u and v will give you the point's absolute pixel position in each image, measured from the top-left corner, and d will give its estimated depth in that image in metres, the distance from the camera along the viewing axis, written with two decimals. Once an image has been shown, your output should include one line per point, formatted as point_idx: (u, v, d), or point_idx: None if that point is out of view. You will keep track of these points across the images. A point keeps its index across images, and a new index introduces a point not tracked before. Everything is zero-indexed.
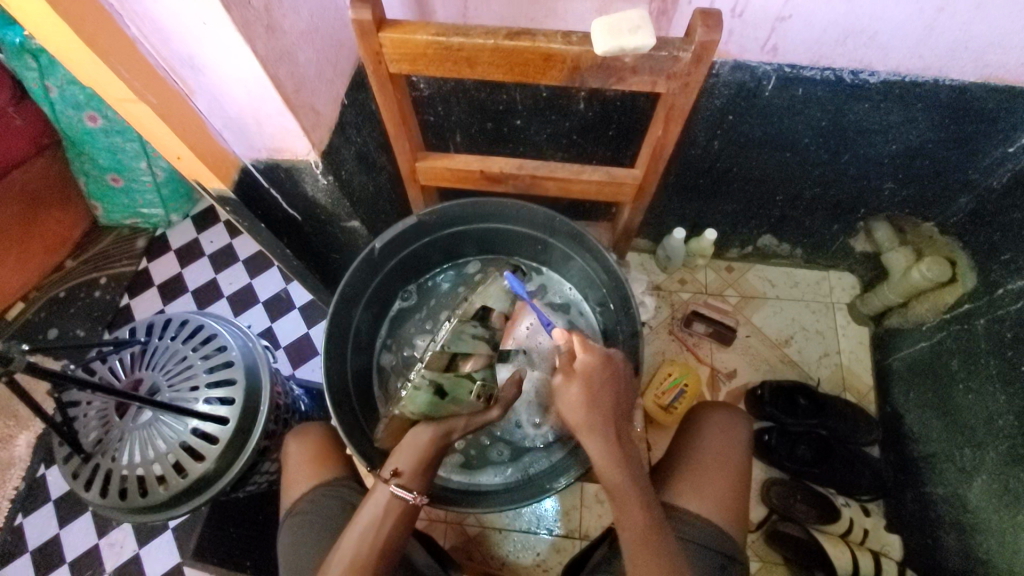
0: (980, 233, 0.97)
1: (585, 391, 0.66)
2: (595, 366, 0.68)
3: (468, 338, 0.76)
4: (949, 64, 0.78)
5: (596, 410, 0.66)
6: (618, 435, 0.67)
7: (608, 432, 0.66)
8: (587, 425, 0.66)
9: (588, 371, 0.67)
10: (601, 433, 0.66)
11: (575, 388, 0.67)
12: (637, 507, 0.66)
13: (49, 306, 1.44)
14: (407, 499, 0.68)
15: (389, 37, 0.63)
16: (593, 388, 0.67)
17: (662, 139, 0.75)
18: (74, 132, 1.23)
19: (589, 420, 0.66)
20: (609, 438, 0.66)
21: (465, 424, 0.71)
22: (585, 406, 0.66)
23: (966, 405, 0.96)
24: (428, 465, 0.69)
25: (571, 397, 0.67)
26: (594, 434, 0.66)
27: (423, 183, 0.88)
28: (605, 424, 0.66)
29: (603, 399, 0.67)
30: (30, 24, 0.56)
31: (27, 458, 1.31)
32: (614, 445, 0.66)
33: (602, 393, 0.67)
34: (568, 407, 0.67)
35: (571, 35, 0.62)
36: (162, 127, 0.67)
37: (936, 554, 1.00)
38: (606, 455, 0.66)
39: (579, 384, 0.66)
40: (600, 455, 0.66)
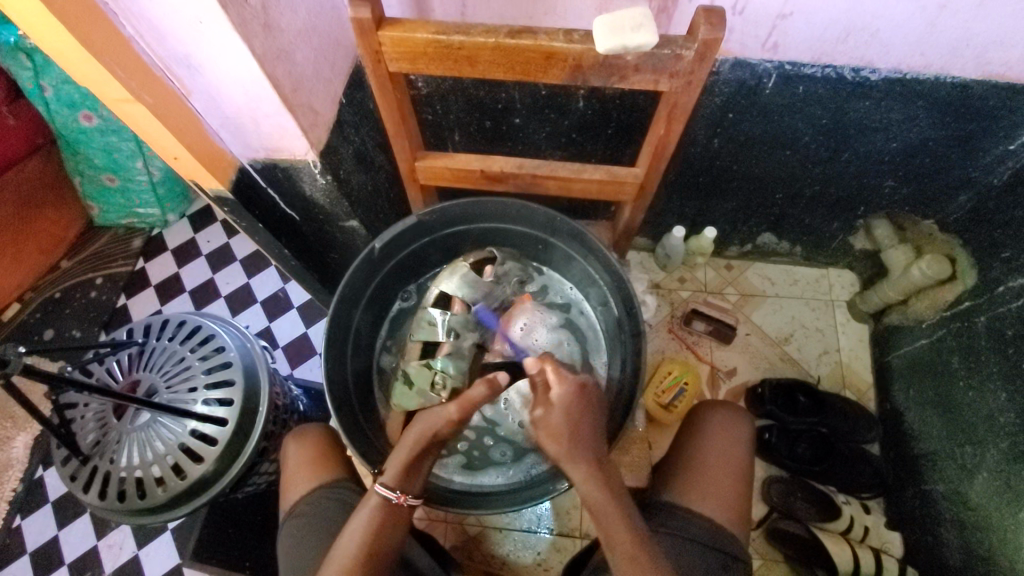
0: (980, 230, 0.97)
1: (565, 422, 0.67)
2: (570, 396, 0.68)
3: (426, 326, 0.84)
4: (950, 61, 0.78)
5: (575, 439, 0.66)
6: (598, 464, 0.67)
7: (589, 460, 0.66)
8: (567, 455, 0.66)
9: (565, 401, 0.67)
10: (584, 459, 0.66)
11: (555, 417, 0.67)
12: (620, 522, 0.65)
13: (45, 306, 1.43)
14: (390, 498, 0.68)
15: (388, 36, 0.63)
16: (572, 418, 0.67)
17: (664, 138, 0.75)
18: (69, 131, 1.22)
19: (569, 451, 0.66)
20: (592, 465, 0.66)
21: (437, 422, 0.69)
22: (567, 436, 0.66)
23: (966, 403, 0.96)
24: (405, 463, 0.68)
25: (552, 426, 0.67)
26: (575, 462, 0.66)
27: (422, 182, 0.88)
28: (586, 451, 0.66)
29: (582, 428, 0.67)
30: (23, 23, 0.55)
31: (24, 460, 1.30)
32: (595, 471, 0.66)
33: (582, 421, 0.68)
34: (547, 438, 0.67)
35: (573, 33, 0.62)
36: (158, 126, 0.67)
37: (937, 551, 1.00)
38: (590, 482, 0.65)
39: (559, 413, 0.67)
40: (583, 480, 0.66)
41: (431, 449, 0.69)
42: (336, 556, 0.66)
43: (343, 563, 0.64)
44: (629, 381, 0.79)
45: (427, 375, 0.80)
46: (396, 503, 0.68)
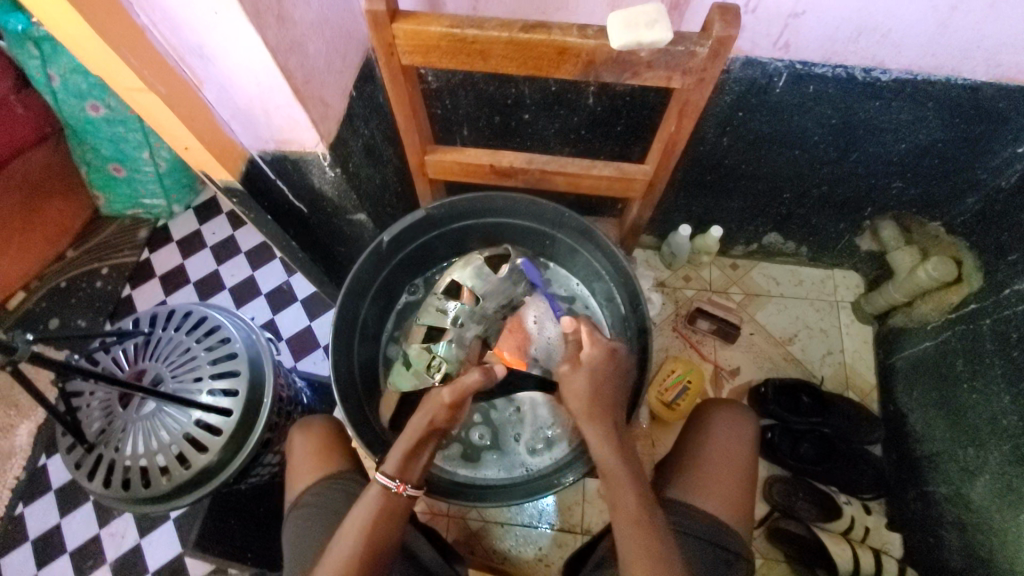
0: (987, 233, 0.97)
1: (591, 380, 0.69)
2: (600, 359, 0.70)
3: (433, 312, 0.88)
4: (961, 62, 0.78)
5: (600, 399, 0.69)
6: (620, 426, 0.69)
7: (610, 421, 0.68)
8: (589, 414, 0.69)
9: (593, 363, 0.70)
10: (602, 421, 0.68)
11: (581, 376, 0.69)
12: (631, 489, 0.66)
13: (50, 295, 1.43)
14: (390, 487, 0.68)
15: (402, 29, 0.63)
16: (598, 380, 0.69)
17: (674, 135, 0.75)
18: (76, 121, 1.22)
19: (591, 409, 0.68)
20: (611, 427, 0.68)
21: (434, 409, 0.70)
22: (589, 395, 0.69)
23: (970, 405, 0.96)
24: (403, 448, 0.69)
25: (575, 384, 0.69)
26: (593, 421, 0.68)
27: (431, 177, 0.88)
28: (606, 414, 0.69)
29: (606, 391, 0.70)
30: (39, 13, 0.56)
31: (28, 448, 1.31)
32: (614, 432, 0.68)
33: (607, 387, 0.70)
34: (570, 394, 0.70)
35: (587, 28, 0.62)
36: (170, 116, 0.67)
37: (936, 552, 1.00)
38: (607, 442, 0.68)
39: (584, 374, 0.69)
40: (600, 441, 0.68)
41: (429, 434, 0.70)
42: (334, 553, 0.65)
43: (342, 560, 0.64)
44: (635, 377, 0.79)
45: (426, 358, 0.85)
46: (395, 493, 0.68)
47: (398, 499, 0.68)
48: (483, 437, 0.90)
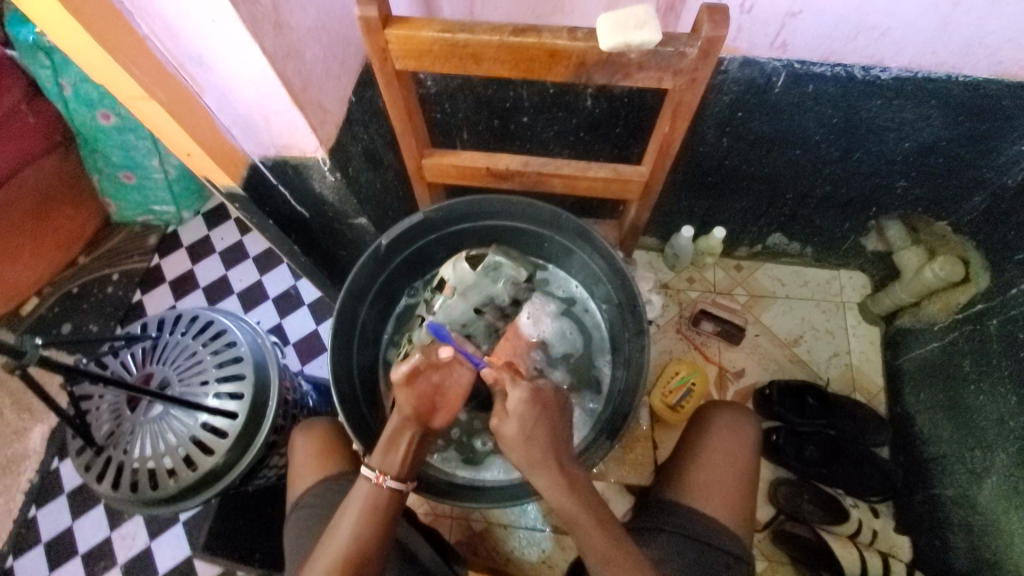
0: (994, 232, 0.95)
1: (521, 428, 0.68)
2: (526, 403, 0.69)
3: (424, 304, 0.91)
4: (961, 60, 0.77)
5: (533, 445, 0.68)
6: (563, 468, 0.68)
7: (549, 464, 0.68)
8: (530, 463, 0.68)
9: (521, 409, 0.69)
10: (545, 467, 0.68)
11: (510, 427, 0.69)
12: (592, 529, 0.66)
13: (63, 301, 1.45)
14: (370, 478, 0.69)
15: (395, 34, 0.63)
16: (527, 425, 0.69)
17: (669, 136, 0.75)
18: (87, 130, 1.25)
19: (532, 456, 0.68)
20: (554, 472, 0.67)
21: (426, 396, 0.72)
22: (523, 443, 0.68)
23: (977, 406, 0.95)
24: (394, 446, 0.70)
25: (508, 434, 0.69)
26: (538, 468, 0.68)
27: (430, 180, 0.88)
28: (546, 459, 0.68)
29: (539, 432, 0.69)
30: (44, 24, 0.57)
31: (41, 451, 1.33)
32: (561, 479, 0.67)
33: (539, 428, 0.69)
34: (509, 446, 0.69)
35: (577, 31, 0.62)
36: (172, 124, 0.68)
37: (945, 557, 0.99)
38: (556, 488, 0.67)
39: (513, 422, 0.68)
40: (548, 487, 0.67)
41: (412, 424, 0.71)
42: (323, 553, 0.65)
43: (329, 559, 0.63)
44: (633, 380, 0.79)
45: (408, 344, 0.88)
46: (376, 484, 0.68)
47: (380, 491, 0.68)
48: (486, 441, 0.90)
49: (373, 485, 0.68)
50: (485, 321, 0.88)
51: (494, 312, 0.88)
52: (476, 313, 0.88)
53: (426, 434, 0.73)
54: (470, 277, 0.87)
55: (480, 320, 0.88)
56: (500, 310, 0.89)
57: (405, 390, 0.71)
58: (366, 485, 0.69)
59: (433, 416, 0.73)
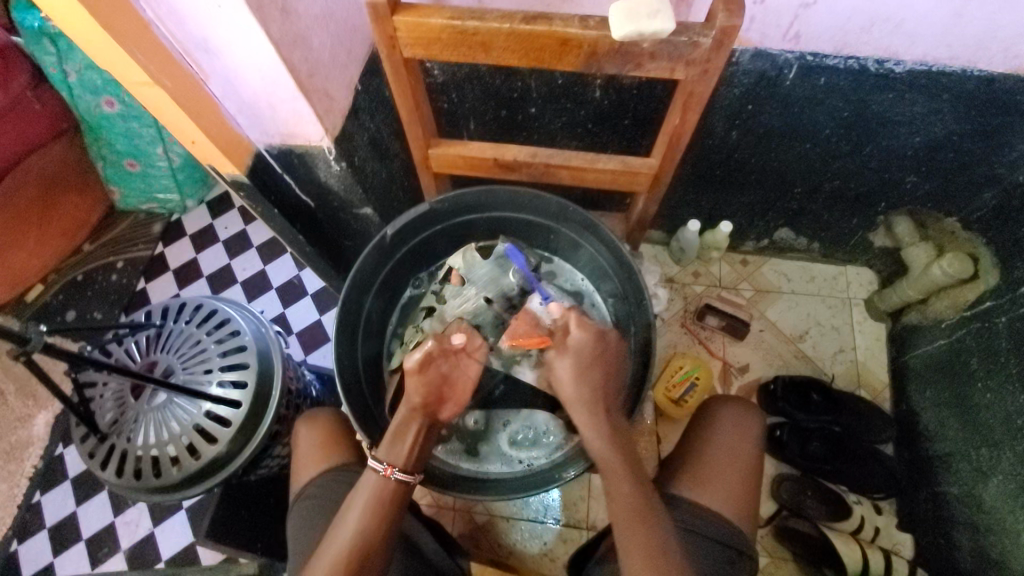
0: (1004, 229, 0.94)
1: (576, 366, 0.72)
2: (587, 343, 0.72)
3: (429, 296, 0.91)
4: (977, 53, 0.76)
5: (585, 384, 0.71)
6: (608, 413, 0.71)
7: (599, 413, 0.70)
8: (578, 401, 0.71)
9: (578, 349, 0.72)
10: (596, 415, 0.70)
11: (567, 360, 0.72)
12: (626, 479, 0.67)
13: (66, 289, 1.45)
14: (377, 471, 0.69)
15: (403, 21, 0.63)
16: (583, 363, 0.72)
17: (678, 128, 0.74)
18: (91, 116, 1.24)
19: (580, 394, 0.71)
20: (600, 420, 0.70)
21: (435, 386, 0.72)
22: (574, 380, 0.71)
23: (984, 404, 0.94)
24: (401, 436, 0.70)
25: (562, 370, 0.72)
26: (583, 409, 0.71)
27: (435, 170, 0.88)
28: (598, 408, 0.71)
29: (593, 372, 0.72)
30: (48, 6, 0.56)
31: (45, 437, 1.33)
32: (606, 425, 0.70)
33: (593, 372, 0.72)
34: (561, 381, 0.72)
35: (588, 19, 0.61)
36: (177, 111, 0.67)
37: (948, 554, 0.99)
38: (597, 430, 0.70)
39: (569, 358, 0.72)
40: (592, 432, 0.70)
41: (419, 415, 0.71)
42: (328, 548, 0.64)
43: (335, 552, 0.63)
44: (639, 374, 0.79)
45: (412, 334, 0.88)
46: (382, 476, 0.68)
47: (386, 483, 0.68)
48: (477, 420, 0.90)
49: (380, 476, 0.68)
50: (493, 312, 0.86)
51: (503, 303, 0.86)
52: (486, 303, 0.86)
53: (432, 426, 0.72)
54: (480, 265, 0.88)
55: (489, 309, 0.86)
56: (508, 302, 0.87)
57: (415, 377, 0.70)
58: (373, 476, 0.68)
59: (441, 408, 0.73)
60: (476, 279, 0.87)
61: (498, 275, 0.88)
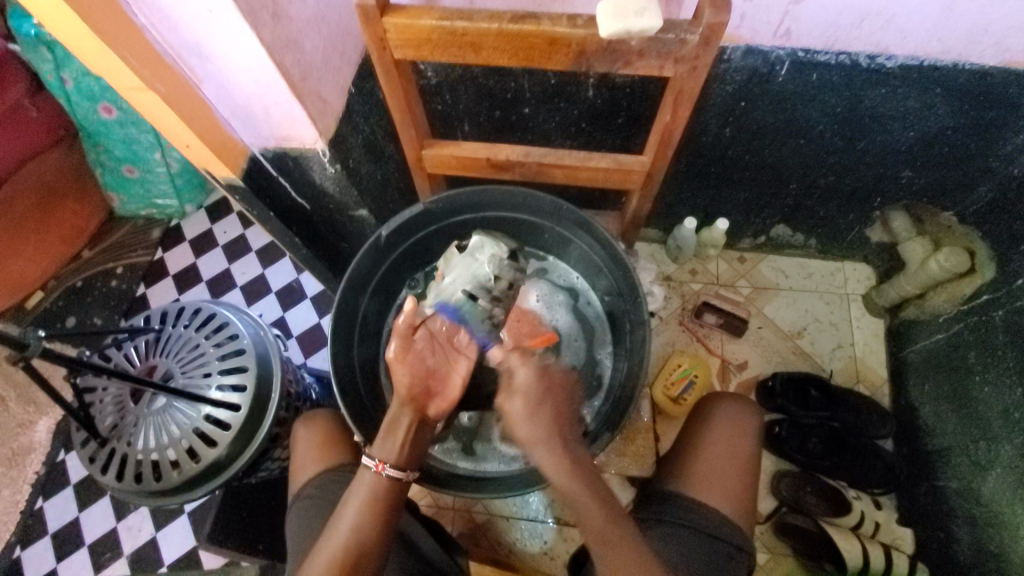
0: (999, 222, 0.94)
1: (525, 406, 0.67)
2: (533, 381, 0.68)
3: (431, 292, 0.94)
4: (968, 47, 0.76)
5: (539, 423, 0.67)
6: (566, 447, 0.66)
7: (557, 446, 0.66)
8: (534, 440, 0.67)
9: (527, 386, 0.68)
10: (551, 449, 0.66)
11: (514, 403, 0.67)
12: (596, 515, 0.65)
13: (67, 295, 1.46)
14: (370, 467, 0.68)
15: (393, 22, 0.63)
16: (534, 401, 0.67)
17: (670, 124, 0.74)
18: (89, 123, 1.25)
19: (534, 434, 0.66)
20: (559, 453, 0.66)
21: (419, 378, 0.71)
22: (527, 419, 0.67)
23: (982, 397, 0.94)
24: (392, 432, 0.70)
25: (513, 410, 0.68)
26: (541, 448, 0.66)
27: (430, 171, 0.88)
28: (551, 441, 0.66)
29: (545, 408, 0.67)
30: (40, 13, 0.57)
31: (47, 443, 1.34)
32: (564, 459, 0.66)
33: (545, 403, 0.68)
34: (513, 422, 0.68)
35: (577, 18, 0.62)
36: (171, 115, 0.68)
37: (949, 549, 0.99)
38: (559, 467, 0.65)
39: (519, 399, 0.67)
40: (554, 470, 0.66)
41: (409, 410, 0.70)
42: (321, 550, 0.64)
43: (328, 554, 0.63)
44: (635, 372, 0.79)
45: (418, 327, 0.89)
46: (376, 472, 0.68)
47: (382, 483, 0.68)
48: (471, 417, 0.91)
49: (373, 473, 0.68)
50: (480, 307, 0.80)
51: (485, 296, 0.80)
52: (470, 299, 0.80)
53: (423, 423, 0.71)
54: (456, 261, 0.83)
55: (473, 305, 0.80)
56: (489, 293, 0.81)
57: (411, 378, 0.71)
58: (368, 473, 0.68)
59: (432, 404, 0.72)
60: (450, 278, 0.82)
61: (473, 267, 0.82)
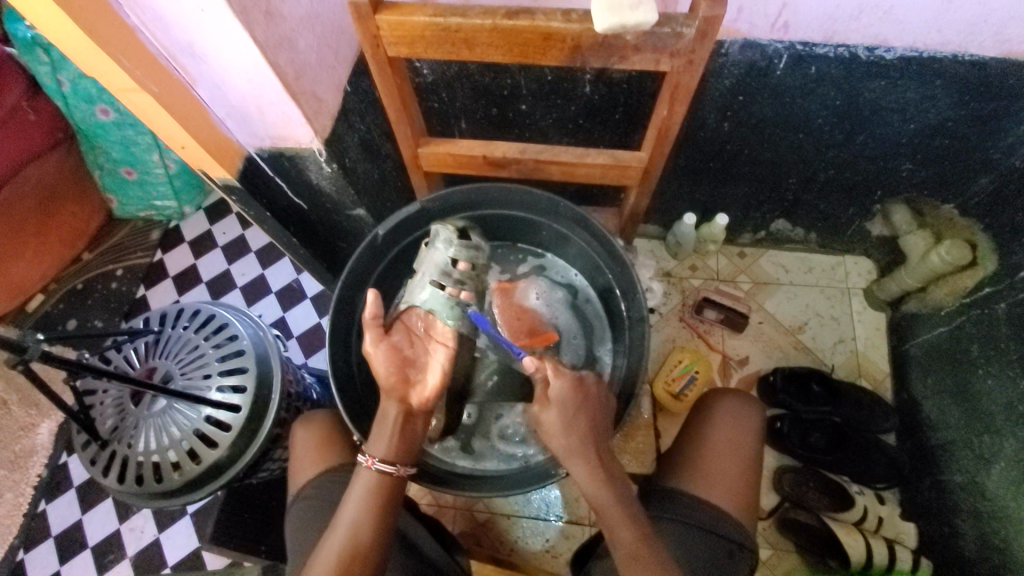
0: (1000, 214, 0.94)
1: (561, 417, 0.68)
2: (568, 392, 0.69)
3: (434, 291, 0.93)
4: (968, 38, 0.75)
5: (574, 434, 0.68)
6: (602, 460, 0.68)
7: (590, 457, 0.68)
8: (568, 451, 0.68)
9: (562, 397, 0.69)
10: (585, 459, 0.68)
11: (551, 413, 0.68)
12: (625, 527, 0.67)
13: (68, 298, 1.46)
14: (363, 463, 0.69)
15: (386, 20, 0.63)
16: (569, 412, 0.69)
17: (667, 120, 0.74)
18: (87, 125, 1.24)
19: (569, 445, 0.68)
20: (592, 464, 0.67)
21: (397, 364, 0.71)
22: (562, 430, 0.68)
23: (985, 391, 0.94)
24: (380, 429, 0.70)
25: (548, 421, 0.69)
26: (577, 458, 0.68)
27: (426, 170, 0.88)
28: (586, 451, 0.68)
29: (580, 419, 0.69)
30: (31, 15, 0.56)
31: (49, 446, 1.34)
32: (597, 468, 0.68)
33: (580, 414, 0.69)
34: (548, 433, 0.69)
35: (571, 13, 0.61)
36: (166, 116, 0.68)
37: (953, 544, 0.98)
38: (592, 477, 0.67)
39: (555, 410, 0.68)
40: (588, 479, 0.68)
41: (393, 403, 0.70)
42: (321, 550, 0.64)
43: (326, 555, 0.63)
44: (634, 369, 0.79)
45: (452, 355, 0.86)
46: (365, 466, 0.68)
47: (381, 483, 0.68)
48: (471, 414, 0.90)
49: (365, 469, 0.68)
50: (447, 295, 0.77)
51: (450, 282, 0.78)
52: (435, 287, 0.77)
53: (410, 416, 0.70)
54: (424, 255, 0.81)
55: (442, 294, 0.77)
56: (453, 278, 0.78)
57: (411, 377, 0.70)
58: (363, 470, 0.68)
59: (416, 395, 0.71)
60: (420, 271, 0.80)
61: (434, 257, 0.80)
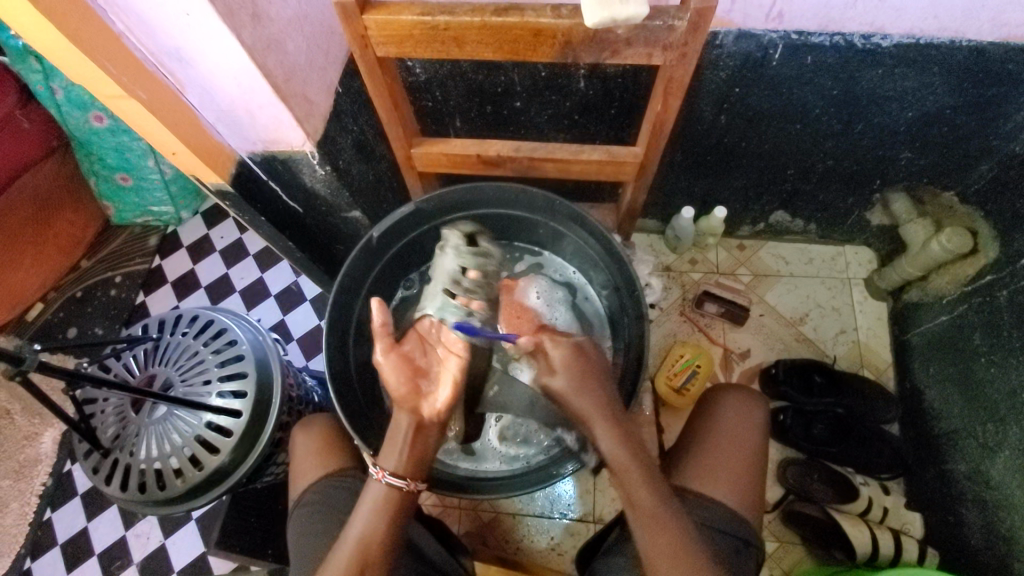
0: (1000, 201, 0.93)
1: (572, 379, 0.68)
2: (571, 357, 0.70)
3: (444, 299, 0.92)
4: (966, 24, 0.74)
5: (586, 396, 0.67)
6: (617, 419, 0.66)
7: (605, 417, 0.66)
8: (583, 412, 0.67)
9: (565, 363, 0.69)
10: (601, 419, 0.66)
11: (561, 379, 0.68)
12: (643, 489, 0.64)
13: (67, 306, 1.45)
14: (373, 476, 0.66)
15: (373, 20, 0.62)
16: (579, 374, 0.69)
17: (661, 115, 0.73)
18: (80, 132, 1.24)
19: (585, 406, 0.67)
20: (608, 425, 0.66)
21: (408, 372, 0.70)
22: (575, 393, 0.67)
23: (988, 379, 0.93)
24: (393, 442, 0.68)
25: (560, 388, 0.69)
26: (596, 418, 0.66)
27: (420, 170, 0.88)
28: (602, 411, 0.66)
29: (589, 381, 0.69)
30: (15, 23, 0.56)
31: (53, 454, 1.34)
32: (614, 428, 0.66)
33: (589, 374, 0.69)
34: (563, 399, 0.69)
35: (561, 8, 0.61)
36: (155, 121, 0.67)
37: (959, 533, 0.98)
38: (610, 437, 0.65)
39: (562, 376, 0.69)
40: (607, 441, 0.65)
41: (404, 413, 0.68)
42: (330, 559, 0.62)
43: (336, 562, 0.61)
44: (634, 365, 0.78)
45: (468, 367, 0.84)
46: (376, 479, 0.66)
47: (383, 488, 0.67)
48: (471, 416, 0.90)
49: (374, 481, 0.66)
50: (457, 302, 0.79)
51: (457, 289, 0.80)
52: (447, 296, 0.80)
53: (422, 427, 0.68)
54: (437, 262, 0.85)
55: (451, 304, 0.79)
56: (461, 285, 0.81)
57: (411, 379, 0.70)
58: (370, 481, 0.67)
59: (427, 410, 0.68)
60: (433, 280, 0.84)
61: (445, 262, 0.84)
